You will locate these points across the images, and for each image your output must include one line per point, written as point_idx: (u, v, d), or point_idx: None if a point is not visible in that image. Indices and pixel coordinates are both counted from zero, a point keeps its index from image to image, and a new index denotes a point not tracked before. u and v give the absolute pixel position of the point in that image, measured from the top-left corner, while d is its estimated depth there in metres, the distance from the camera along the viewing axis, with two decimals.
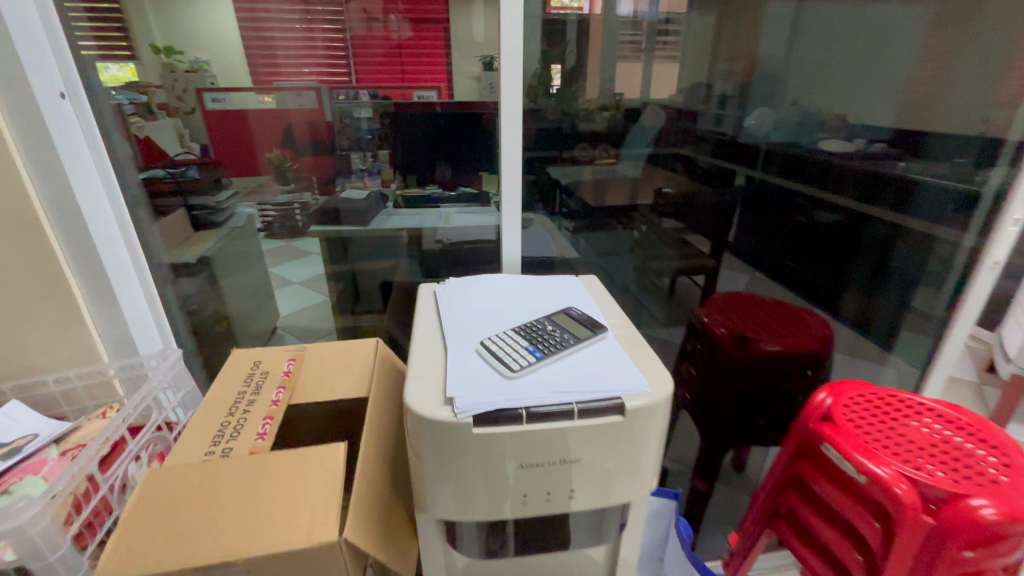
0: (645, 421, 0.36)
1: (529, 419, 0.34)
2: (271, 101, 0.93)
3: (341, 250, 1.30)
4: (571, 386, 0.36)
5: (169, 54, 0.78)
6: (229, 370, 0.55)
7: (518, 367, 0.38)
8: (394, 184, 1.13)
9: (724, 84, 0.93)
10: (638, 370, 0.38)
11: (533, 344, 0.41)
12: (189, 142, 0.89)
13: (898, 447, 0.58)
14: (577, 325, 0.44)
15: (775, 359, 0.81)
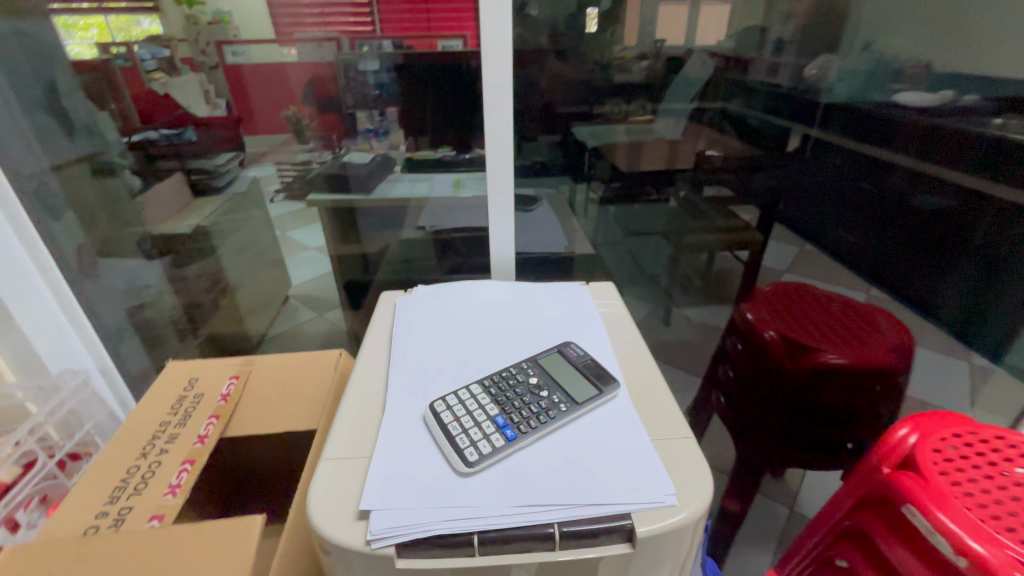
0: (667, 547, 0.24)
1: (482, 548, 0.23)
2: (294, 54, 0.84)
3: (348, 220, 1.16)
4: (551, 491, 0.24)
5: (190, 5, 0.76)
6: (159, 391, 0.47)
7: (476, 458, 0.26)
8: (403, 145, 1.02)
9: (781, 28, 1.05)
10: (661, 462, 0.26)
11: (504, 411, 0.29)
12: (214, 98, 0.89)
13: (1005, 513, 0.44)
14: (571, 373, 0.31)
15: (839, 373, 0.65)
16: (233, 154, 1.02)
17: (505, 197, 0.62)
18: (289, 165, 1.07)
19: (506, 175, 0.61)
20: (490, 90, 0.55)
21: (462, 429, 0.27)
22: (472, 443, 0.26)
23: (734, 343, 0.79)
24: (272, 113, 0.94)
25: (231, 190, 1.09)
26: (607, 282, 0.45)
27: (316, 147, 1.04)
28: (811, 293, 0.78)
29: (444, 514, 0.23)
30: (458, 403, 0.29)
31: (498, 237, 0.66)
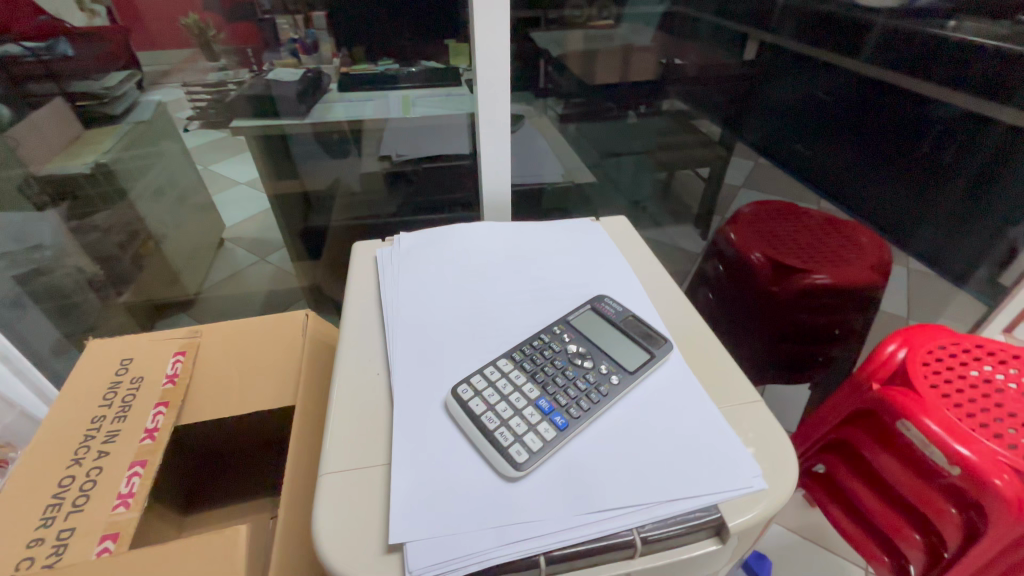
0: (740, 541, 0.26)
1: (548, 563, 0.24)
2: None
3: (281, 152, 1.01)
4: (617, 492, 0.26)
5: None
6: (85, 374, 0.38)
7: (525, 460, 0.26)
8: (336, 59, 0.92)
9: None
10: (744, 448, 0.27)
11: (547, 396, 0.30)
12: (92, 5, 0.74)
13: (986, 417, 0.46)
14: (622, 344, 0.33)
15: (822, 293, 0.65)
16: (126, 71, 0.84)
17: (499, 121, 0.54)
18: (198, 86, 0.89)
19: (495, 92, 0.51)
20: None
21: (502, 425, 0.28)
22: (522, 440, 0.27)
23: (716, 267, 0.77)
24: (168, 22, 0.81)
25: (130, 118, 0.89)
26: (621, 219, 0.47)
27: (229, 66, 0.90)
28: (791, 212, 0.76)
29: (507, 536, 0.24)
30: (484, 390, 0.29)
31: (490, 168, 0.57)
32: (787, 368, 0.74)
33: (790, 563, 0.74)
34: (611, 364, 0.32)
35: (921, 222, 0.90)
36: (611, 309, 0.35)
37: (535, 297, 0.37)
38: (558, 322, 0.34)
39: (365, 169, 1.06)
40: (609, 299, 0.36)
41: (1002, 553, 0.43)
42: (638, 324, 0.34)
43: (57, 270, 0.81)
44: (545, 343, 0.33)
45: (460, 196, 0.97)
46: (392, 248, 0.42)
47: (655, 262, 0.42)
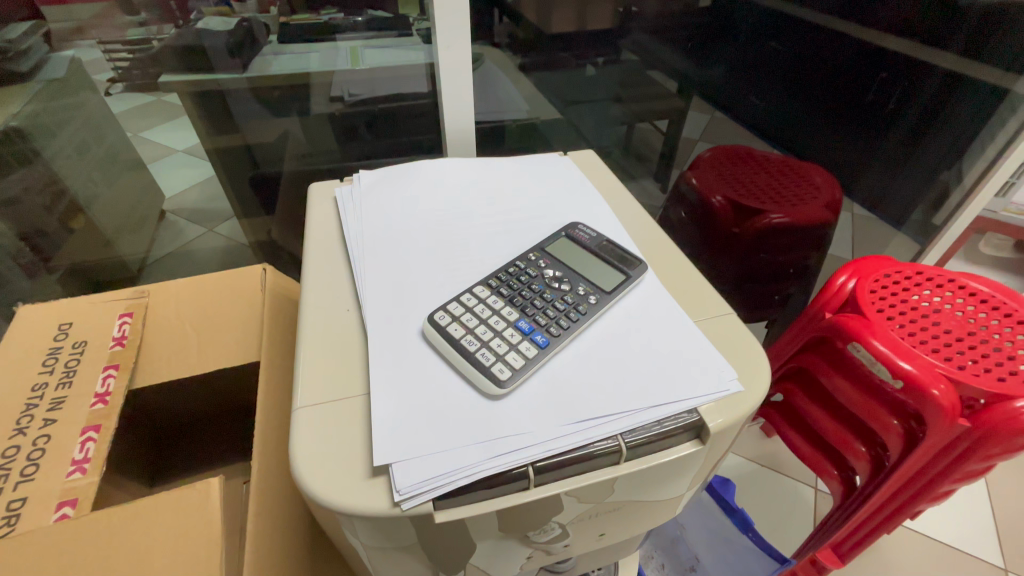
0: (716, 444, 0.28)
1: (536, 478, 0.25)
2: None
3: (221, 109, 0.95)
4: (600, 406, 0.26)
5: None
6: (18, 340, 0.35)
7: (508, 378, 0.27)
8: (274, 6, 0.90)
9: None
10: (717, 355, 0.29)
11: (530, 318, 0.30)
12: None
13: (925, 334, 0.50)
14: (597, 267, 0.34)
15: (780, 232, 0.67)
16: (30, 23, 0.80)
17: (460, 57, 0.51)
18: (118, 43, 0.87)
19: (456, 33, 0.49)
20: None
21: (483, 347, 0.28)
22: (505, 359, 0.28)
23: (678, 212, 0.78)
24: None
25: (42, 77, 0.86)
26: (589, 154, 0.47)
27: (151, 20, 0.85)
28: (748, 154, 0.78)
29: (494, 451, 0.24)
30: (462, 317, 0.29)
31: (453, 113, 0.56)
32: (745, 305, 0.78)
33: (748, 488, 0.80)
34: (589, 285, 0.32)
35: (867, 173, 1.19)
36: (585, 235, 0.36)
37: (509, 229, 0.37)
38: (534, 249, 0.35)
39: (313, 118, 0.98)
40: (582, 226, 0.37)
41: (937, 454, 0.48)
42: (612, 248, 0.35)
43: None
44: (521, 270, 0.33)
45: (425, 139, 0.94)
46: (356, 190, 0.40)
47: (623, 192, 0.42)
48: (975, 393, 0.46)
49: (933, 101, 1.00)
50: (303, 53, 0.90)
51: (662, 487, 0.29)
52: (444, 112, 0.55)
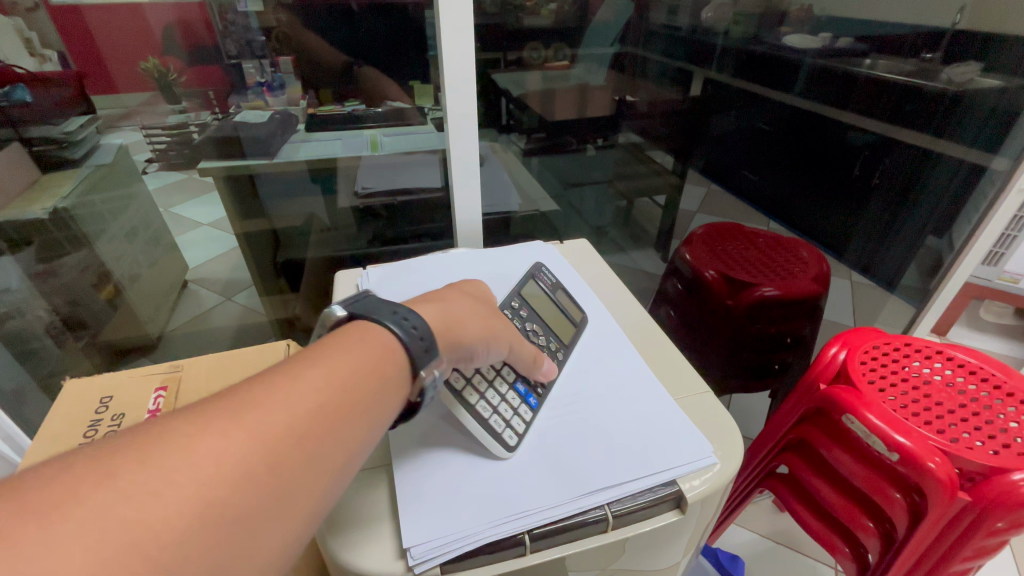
0: (698, 512, 0.31)
1: (532, 544, 0.27)
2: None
3: (249, 192, 1.09)
4: (594, 476, 0.29)
5: None
6: (61, 415, 0.39)
7: (514, 442, 0.32)
8: (303, 101, 1.02)
9: None
10: (696, 431, 0.33)
11: (524, 382, 0.35)
12: (40, 48, 0.78)
13: (917, 407, 0.51)
14: (559, 319, 0.41)
15: (773, 304, 0.71)
16: (86, 116, 0.93)
17: (469, 156, 0.59)
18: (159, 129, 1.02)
19: (468, 139, 0.57)
20: (448, 31, 0.49)
21: (495, 413, 0.32)
22: (502, 436, 0.31)
23: (675, 285, 0.83)
24: (127, 68, 0.93)
25: (91, 161, 0.96)
26: (579, 241, 0.56)
27: (191, 108, 1.02)
28: (739, 231, 0.84)
29: (500, 518, 0.28)
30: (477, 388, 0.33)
31: (464, 205, 0.62)
32: (746, 375, 0.80)
33: (762, 566, 0.77)
34: (555, 341, 0.39)
35: (852, 236, 1.31)
36: (546, 279, 0.44)
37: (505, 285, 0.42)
38: (517, 295, 0.40)
39: (337, 206, 1.11)
40: (545, 270, 0.44)
41: (944, 530, 0.48)
42: (565, 296, 0.44)
43: (24, 316, 0.79)
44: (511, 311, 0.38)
45: (432, 227, 1.04)
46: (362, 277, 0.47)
47: (612, 280, 0.50)
48: (972, 467, 0.46)
49: (917, 166, 1.10)
50: (332, 140, 0.99)
51: (658, 555, 0.32)
52: (456, 205, 0.62)
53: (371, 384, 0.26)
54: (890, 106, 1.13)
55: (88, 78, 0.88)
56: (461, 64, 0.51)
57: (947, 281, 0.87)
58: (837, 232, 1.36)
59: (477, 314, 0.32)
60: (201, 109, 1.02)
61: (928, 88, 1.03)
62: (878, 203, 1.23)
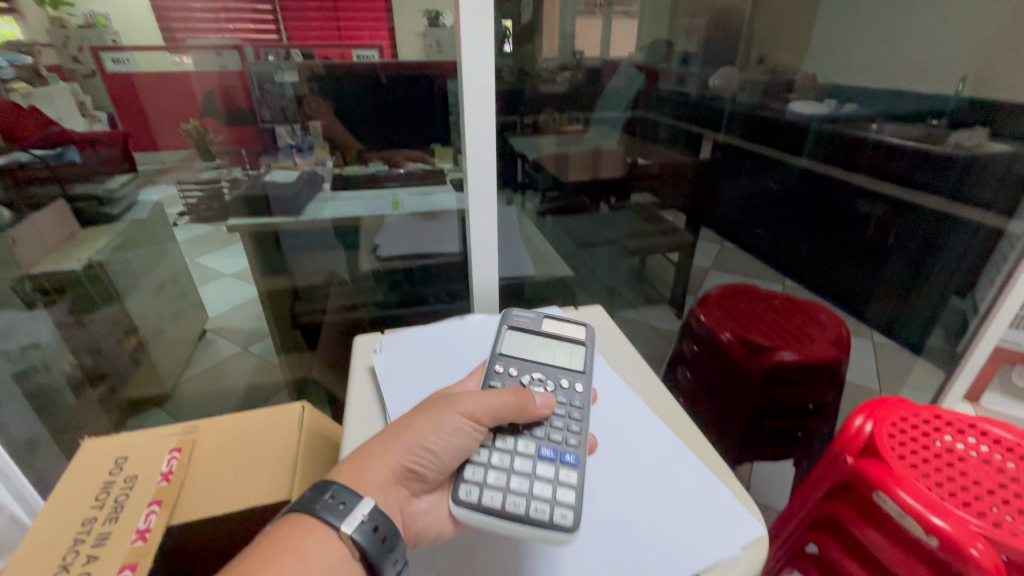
0: None
1: None
2: (187, 62, 0.98)
3: (271, 246, 1.12)
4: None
5: (56, 7, 0.72)
6: (76, 476, 0.39)
7: (572, 520, 0.32)
8: (330, 160, 1.10)
9: (685, 41, 1.38)
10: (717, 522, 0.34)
11: (547, 442, 0.38)
12: (92, 110, 0.87)
13: (954, 486, 0.49)
14: (560, 348, 0.46)
15: (792, 370, 0.70)
16: (127, 174, 1.03)
17: (487, 225, 0.61)
18: (192, 184, 1.13)
19: (487, 206, 0.59)
20: (470, 109, 0.53)
21: (532, 499, 0.33)
22: (554, 517, 0.32)
23: (691, 346, 0.82)
24: (172, 128, 1.04)
25: (126, 217, 1.06)
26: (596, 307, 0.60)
27: (223, 165, 1.12)
28: (755, 294, 0.84)
29: None
30: (497, 468, 0.35)
31: (481, 269, 0.64)
32: (767, 443, 0.77)
33: None
34: (571, 373, 0.44)
35: (871, 297, 1.30)
36: (523, 316, 0.48)
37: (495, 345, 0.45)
38: (503, 358, 0.43)
39: (360, 267, 1.17)
40: (515, 312, 0.48)
41: None
42: (554, 323, 0.49)
43: (53, 366, 0.81)
44: (501, 378, 0.41)
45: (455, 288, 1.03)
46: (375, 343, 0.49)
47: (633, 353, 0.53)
48: (1020, 556, 0.43)
49: (934, 228, 1.08)
50: (354, 199, 1.06)
51: None
52: (472, 270, 0.64)
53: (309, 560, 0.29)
54: (902, 166, 1.15)
55: (132, 138, 0.98)
56: (481, 138, 0.55)
57: (972, 347, 0.85)
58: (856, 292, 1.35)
59: (420, 420, 0.35)
60: (231, 166, 1.12)
61: (944, 154, 1.04)
62: (894, 269, 1.21)
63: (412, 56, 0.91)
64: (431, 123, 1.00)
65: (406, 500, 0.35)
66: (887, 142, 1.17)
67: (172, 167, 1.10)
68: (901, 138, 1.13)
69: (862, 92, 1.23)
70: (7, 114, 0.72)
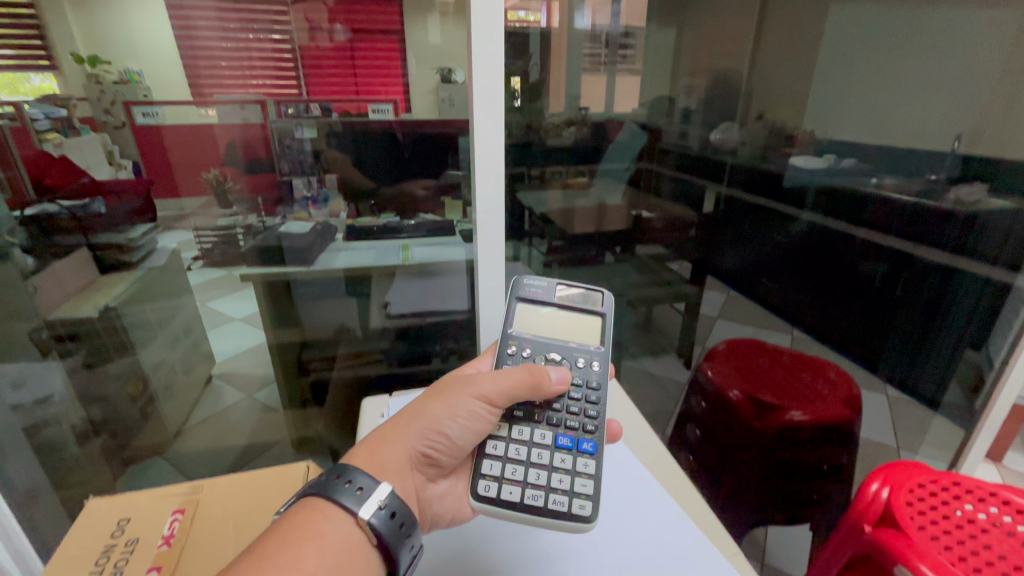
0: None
1: None
2: (213, 116, 0.93)
3: (283, 292, 1.21)
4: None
5: (94, 64, 0.78)
6: (84, 532, 0.45)
7: (591, 513, 0.48)
8: (343, 212, 1.16)
9: (687, 95, 1.12)
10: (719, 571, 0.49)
11: (557, 432, 0.54)
12: (120, 159, 0.90)
13: (977, 559, 0.47)
14: (579, 316, 0.64)
15: (803, 430, 0.69)
16: (149, 226, 1.05)
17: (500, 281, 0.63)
18: (209, 230, 1.12)
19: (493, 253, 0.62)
20: None
21: (554, 491, 0.49)
22: (578, 509, 0.48)
23: (698, 401, 0.82)
24: (193, 178, 1.01)
25: (145, 264, 1.09)
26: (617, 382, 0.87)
27: (240, 212, 1.13)
28: (764, 349, 0.85)
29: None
30: (530, 470, 0.51)
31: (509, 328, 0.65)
32: (783, 505, 0.75)
33: None
34: (587, 351, 0.61)
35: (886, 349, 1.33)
36: (541, 285, 0.65)
37: (521, 320, 0.63)
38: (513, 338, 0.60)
39: (371, 323, 1.27)
40: (531, 281, 0.64)
41: None
42: (566, 290, 0.65)
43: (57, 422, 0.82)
44: (514, 354, 0.59)
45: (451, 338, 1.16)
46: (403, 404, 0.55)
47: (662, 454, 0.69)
48: None
49: (940, 284, 1.12)
50: (364, 250, 1.16)
51: None
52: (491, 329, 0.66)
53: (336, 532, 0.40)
54: (905, 222, 1.17)
55: (155, 185, 0.97)
56: None
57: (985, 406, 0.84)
58: (871, 341, 1.37)
59: (441, 408, 0.50)
60: (249, 213, 1.14)
61: (949, 213, 1.08)
62: (905, 321, 1.24)
63: (423, 113, 0.95)
64: (441, 176, 1.03)
65: (421, 481, 0.50)
66: (889, 199, 1.19)
67: (190, 216, 1.07)
68: (913, 197, 1.13)
69: (863, 149, 1.15)
70: (41, 164, 0.79)
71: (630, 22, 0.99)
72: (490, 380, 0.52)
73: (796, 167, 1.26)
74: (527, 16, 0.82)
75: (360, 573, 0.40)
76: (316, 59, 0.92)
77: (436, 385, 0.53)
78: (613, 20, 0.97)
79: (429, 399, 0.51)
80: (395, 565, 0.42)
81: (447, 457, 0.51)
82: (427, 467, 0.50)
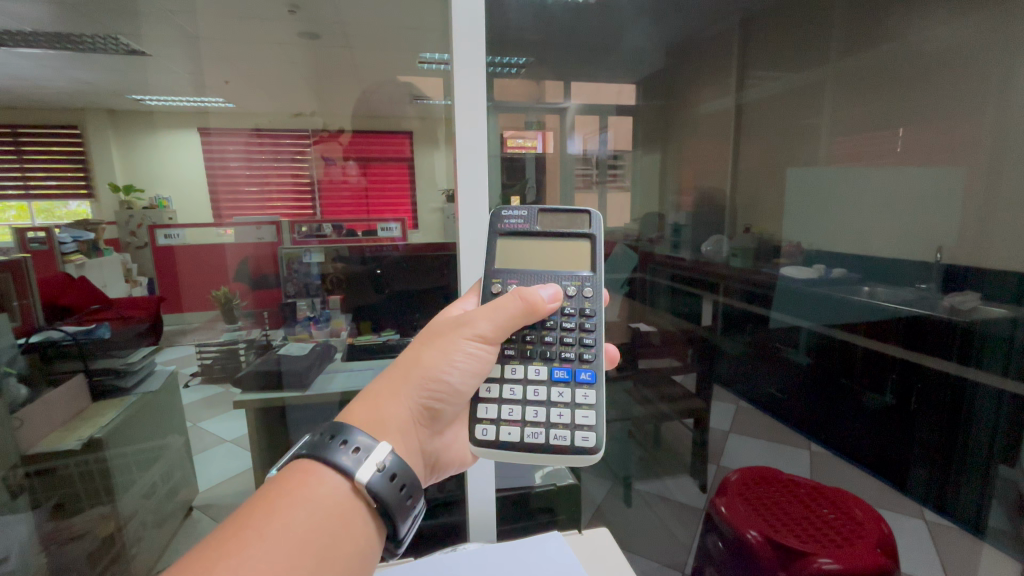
0: None
1: None
2: (230, 234, 1.15)
3: (277, 418, 1.18)
4: None
5: (129, 191, 1.00)
6: None
7: (594, 445, 0.49)
8: (343, 331, 1.14)
9: (675, 214, 1.13)
10: None
11: (547, 364, 0.55)
12: (136, 276, 1.03)
13: None
14: (570, 240, 0.60)
15: None
16: (151, 348, 1.08)
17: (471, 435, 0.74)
18: (211, 346, 1.23)
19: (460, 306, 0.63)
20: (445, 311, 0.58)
21: (553, 427, 0.50)
22: (583, 441, 0.49)
23: (716, 541, 0.78)
24: (204, 293, 1.17)
25: (139, 390, 1.06)
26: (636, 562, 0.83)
27: (245, 325, 1.23)
28: (777, 479, 0.82)
29: None
30: (524, 411, 0.51)
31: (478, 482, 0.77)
32: None
33: None
34: (578, 276, 0.58)
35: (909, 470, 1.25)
36: (514, 212, 0.61)
37: (504, 254, 0.60)
38: (497, 274, 0.58)
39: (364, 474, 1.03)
40: (507, 211, 0.61)
41: None
42: (550, 215, 0.61)
43: None
44: (500, 292, 0.56)
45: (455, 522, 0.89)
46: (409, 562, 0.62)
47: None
48: None
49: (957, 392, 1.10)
50: (366, 370, 1.08)
51: None
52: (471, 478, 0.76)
53: (324, 503, 0.36)
54: (898, 334, 1.19)
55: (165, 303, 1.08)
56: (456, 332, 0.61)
57: None
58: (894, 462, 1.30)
59: (439, 352, 0.48)
60: (253, 326, 1.22)
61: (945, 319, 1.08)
62: (926, 436, 1.20)
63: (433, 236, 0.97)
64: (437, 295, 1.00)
65: (423, 434, 0.48)
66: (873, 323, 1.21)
67: (200, 329, 1.21)
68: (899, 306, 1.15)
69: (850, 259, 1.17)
70: (60, 283, 0.85)
71: (618, 146, 0.97)
72: (486, 319, 0.50)
73: (787, 280, 1.20)
74: (524, 142, 0.81)
75: (357, 534, 0.37)
76: (331, 188, 1.21)
77: (431, 326, 0.51)
78: (602, 146, 0.94)
79: (426, 342, 0.48)
80: (395, 529, 0.39)
81: (450, 405, 0.50)
82: (427, 421, 0.48)
